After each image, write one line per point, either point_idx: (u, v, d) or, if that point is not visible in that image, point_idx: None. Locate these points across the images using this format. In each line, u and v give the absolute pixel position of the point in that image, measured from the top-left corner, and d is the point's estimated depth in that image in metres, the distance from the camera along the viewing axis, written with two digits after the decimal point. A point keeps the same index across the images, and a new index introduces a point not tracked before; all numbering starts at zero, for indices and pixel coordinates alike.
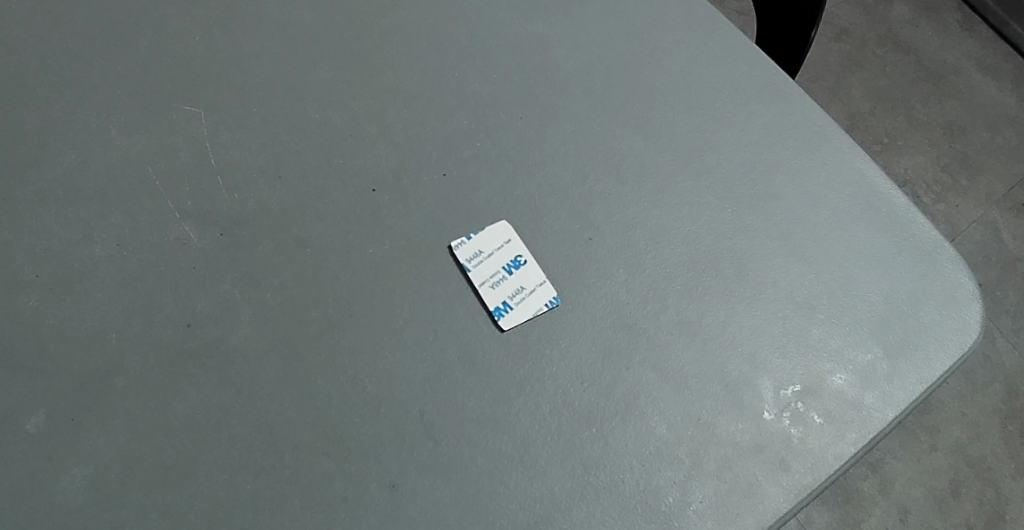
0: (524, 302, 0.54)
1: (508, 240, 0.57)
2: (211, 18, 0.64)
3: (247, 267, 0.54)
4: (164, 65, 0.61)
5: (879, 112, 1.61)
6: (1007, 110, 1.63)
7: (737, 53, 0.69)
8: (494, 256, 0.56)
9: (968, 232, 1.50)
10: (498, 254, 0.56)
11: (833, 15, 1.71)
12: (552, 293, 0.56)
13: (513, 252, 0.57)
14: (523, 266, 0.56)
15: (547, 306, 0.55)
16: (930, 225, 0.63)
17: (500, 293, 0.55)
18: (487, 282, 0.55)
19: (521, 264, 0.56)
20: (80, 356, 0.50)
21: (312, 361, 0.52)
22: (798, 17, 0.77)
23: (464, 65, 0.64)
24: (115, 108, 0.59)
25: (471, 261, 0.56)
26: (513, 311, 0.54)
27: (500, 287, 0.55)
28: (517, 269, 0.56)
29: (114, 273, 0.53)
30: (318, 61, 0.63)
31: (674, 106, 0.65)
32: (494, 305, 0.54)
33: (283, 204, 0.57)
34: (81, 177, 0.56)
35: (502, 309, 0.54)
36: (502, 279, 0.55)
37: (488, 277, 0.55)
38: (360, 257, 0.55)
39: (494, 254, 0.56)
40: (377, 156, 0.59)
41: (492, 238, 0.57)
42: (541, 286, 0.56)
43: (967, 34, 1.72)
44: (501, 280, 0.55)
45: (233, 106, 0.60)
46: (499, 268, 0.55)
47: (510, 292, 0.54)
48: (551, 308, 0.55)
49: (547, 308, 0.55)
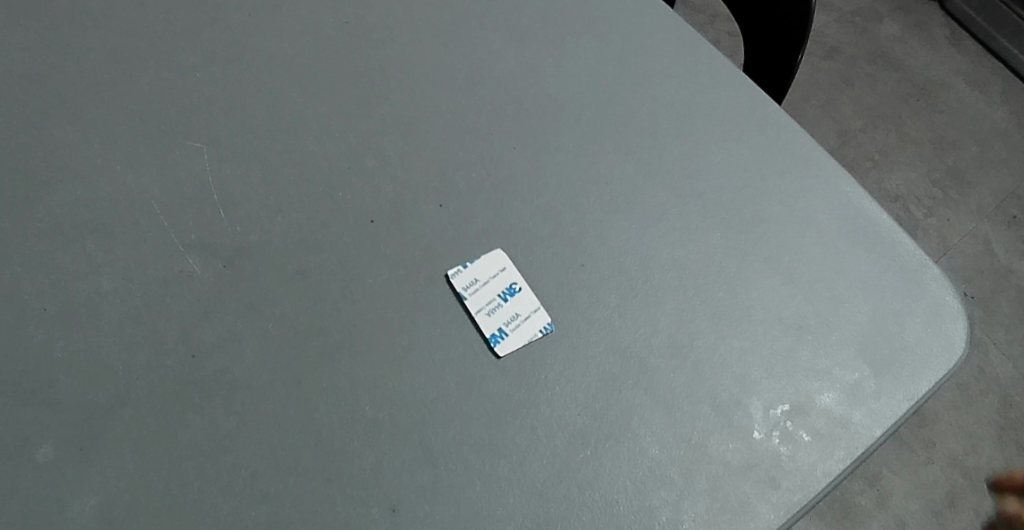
0: (518, 328, 0.56)
1: (502, 268, 0.59)
2: (213, 56, 0.66)
3: (250, 298, 0.56)
4: (168, 102, 0.63)
5: (870, 129, 1.62)
6: (994, 126, 1.67)
7: (724, 83, 0.71)
8: (490, 284, 0.58)
9: (959, 245, 1.51)
10: (493, 282, 0.58)
11: (823, 34, 1.74)
12: (545, 319, 0.57)
13: (508, 279, 0.58)
14: (517, 293, 0.58)
15: (541, 332, 0.57)
16: (913, 245, 0.65)
17: (496, 321, 0.56)
18: (482, 309, 0.57)
19: (516, 290, 0.58)
20: (88, 387, 0.52)
21: (314, 388, 0.53)
22: (783, 44, 0.79)
23: (460, 97, 0.66)
24: (119, 144, 0.61)
25: (467, 289, 0.58)
26: (508, 337, 0.56)
27: (495, 314, 0.56)
28: (513, 295, 0.58)
29: (121, 306, 0.54)
30: (318, 95, 0.65)
31: (664, 134, 0.67)
32: (490, 332, 0.56)
33: (284, 236, 0.58)
34: (88, 212, 0.58)
35: (498, 336, 0.56)
36: (497, 306, 0.57)
37: (484, 305, 0.57)
38: (359, 286, 0.57)
39: (489, 282, 0.58)
40: (375, 187, 0.61)
41: (488, 266, 0.59)
42: (536, 312, 0.57)
43: (954, 52, 1.76)
44: (496, 307, 0.57)
45: (235, 142, 0.62)
46: (493, 296, 0.57)
47: (505, 319, 0.56)
48: (545, 333, 0.57)
49: (542, 334, 0.57)
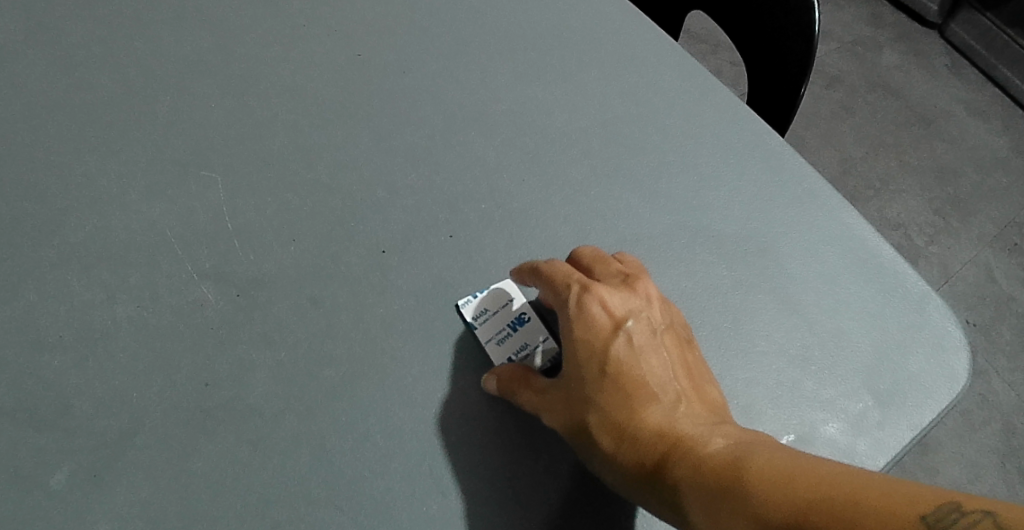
0: (527, 359, 0.59)
1: (510, 299, 0.60)
2: (227, 86, 0.66)
3: (263, 327, 0.56)
4: (182, 131, 0.64)
5: (870, 157, 1.64)
6: (994, 154, 1.68)
7: (729, 117, 0.72)
8: (499, 315, 0.59)
9: (962, 273, 1.52)
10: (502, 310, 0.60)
11: (824, 64, 1.76)
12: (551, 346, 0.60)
13: (516, 310, 0.60)
14: (525, 324, 0.60)
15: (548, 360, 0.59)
16: (916, 275, 0.68)
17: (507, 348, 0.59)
18: (494, 337, 0.59)
19: (524, 318, 0.60)
20: (102, 415, 0.52)
21: (326, 417, 0.54)
22: (785, 77, 0.81)
23: (470, 129, 0.67)
24: (134, 172, 0.61)
25: (477, 319, 0.59)
26: None
27: (505, 344, 0.59)
28: (521, 326, 0.60)
29: (136, 334, 0.55)
30: (331, 126, 0.66)
31: (670, 167, 0.69)
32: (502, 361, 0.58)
33: (297, 266, 0.59)
34: (102, 239, 0.58)
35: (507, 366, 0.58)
36: (507, 336, 0.59)
37: (494, 333, 0.59)
38: (371, 316, 0.58)
39: (498, 312, 0.59)
40: (387, 218, 0.62)
41: (496, 296, 0.60)
42: (543, 343, 0.60)
43: (953, 81, 1.78)
44: (506, 337, 0.59)
45: (249, 172, 0.62)
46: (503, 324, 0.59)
47: (514, 349, 0.59)
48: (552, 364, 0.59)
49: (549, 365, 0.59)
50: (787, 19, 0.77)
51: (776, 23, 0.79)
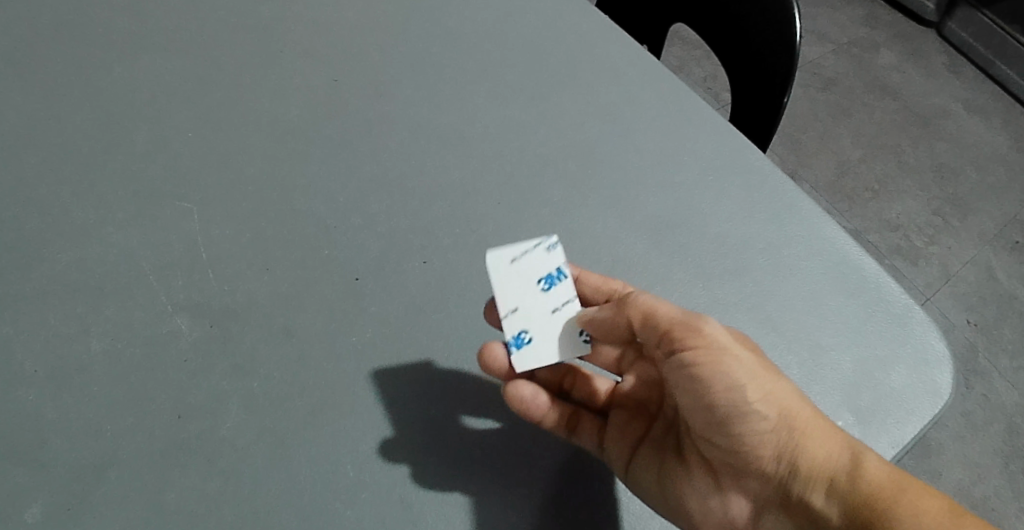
0: (516, 322, 0.58)
1: (551, 254, 0.59)
2: (204, 118, 0.67)
3: (235, 357, 0.57)
4: (160, 163, 0.65)
5: (868, 159, 1.63)
6: (995, 150, 1.67)
7: (708, 134, 0.72)
8: (538, 267, 0.59)
9: (963, 273, 1.49)
10: (535, 264, 0.59)
11: (820, 66, 1.76)
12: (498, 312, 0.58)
13: (551, 267, 0.59)
14: (555, 285, 0.59)
15: (510, 340, 0.57)
16: (899, 289, 0.67)
17: (549, 327, 0.59)
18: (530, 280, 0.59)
19: (554, 279, 0.59)
20: (77, 448, 0.53)
21: (296, 448, 0.54)
22: (766, 93, 0.81)
23: (445, 152, 0.68)
24: (112, 206, 0.62)
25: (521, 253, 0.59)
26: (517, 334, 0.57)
27: (525, 294, 0.58)
28: (552, 285, 0.59)
29: (109, 366, 0.56)
30: (306, 154, 0.66)
31: (647, 186, 0.68)
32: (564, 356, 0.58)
33: (270, 296, 0.59)
34: (78, 272, 0.59)
35: (517, 335, 0.57)
36: (534, 289, 0.59)
37: (568, 300, 0.59)
38: (343, 345, 0.58)
39: (539, 264, 0.59)
40: (361, 244, 0.62)
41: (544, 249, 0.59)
42: (536, 313, 0.58)
43: (952, 79, 1.77)
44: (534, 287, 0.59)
45: (225, 201, 0.63)
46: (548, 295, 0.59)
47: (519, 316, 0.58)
48: (513, 344, 0.57)
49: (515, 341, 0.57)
50: (766, 33, 0.77)
51: (757, 37, 0.78)
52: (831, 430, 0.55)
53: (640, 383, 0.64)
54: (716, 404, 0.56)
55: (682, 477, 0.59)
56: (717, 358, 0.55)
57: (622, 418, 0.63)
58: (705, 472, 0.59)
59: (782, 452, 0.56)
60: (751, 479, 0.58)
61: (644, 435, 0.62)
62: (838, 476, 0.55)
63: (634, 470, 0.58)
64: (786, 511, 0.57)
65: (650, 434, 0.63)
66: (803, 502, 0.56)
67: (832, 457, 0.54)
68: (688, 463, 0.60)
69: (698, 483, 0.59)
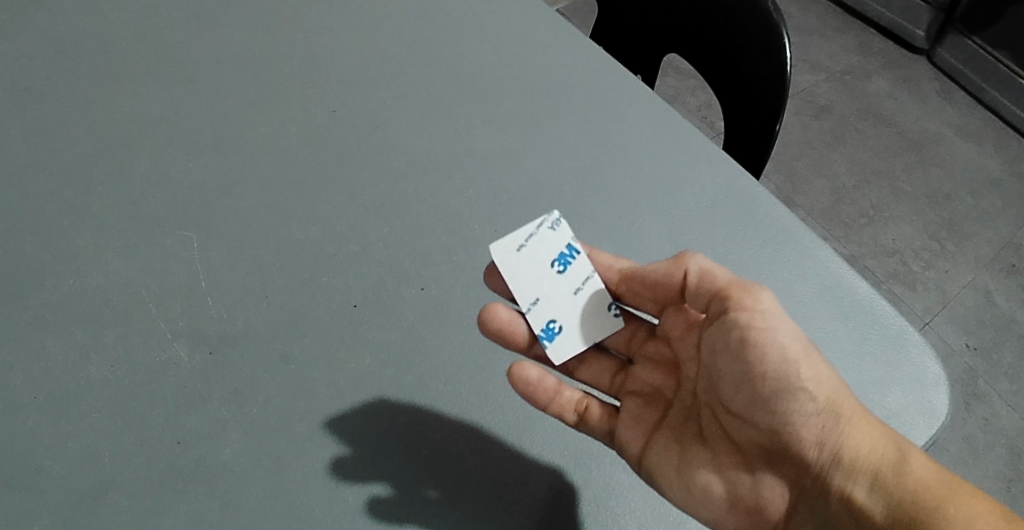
0: (540, 313, 0.61)
1: (557, 236, 0.62)
2: (205, 148, 0.69)
3: (233, 384, 0.57)
4: (161, 192, 0.66)
5: (863, 185, 1.64)
6: (989, 175, 1.68)
7: (702, 161, 0.73)
8: (547, 251, 0.62)
9: (960, 297, 1.49)
10: (543, 246, 0.62)
11: (812, 94, 1.79)
12: (520, 309, 0.61)
13: (559, 249, 0.62)
14: (569, 266, 0.62)
15: (540, 332, 0.61)
16: (894, 312, 0.67)
17: (570, 310, 0.62)
18: (543, 264, 0.62)
19: (567, 261, 0.62)
20: (75, 474, 0.53)
21: (295, 473, 0.54)
22: (759, 120, 0.82)
23: (442, 180, 0.69)
24: (112, 234, 0.63)
25: (527, 239, 0.61)
26: (544, 324, 0.61)
27: (542, 283, 0.62)
28: (565, 267, 0.62)
29: (108, 393, 0.56)
30: (305, 183, 0.67)
31: (642, 213, 0.69)
32: (597, 331, 0.63)
33: (269, 323, 0.60)
34: (78, 300, 0.60)
35: (544, 327, 0.61)
36: (548, 274, 0.62)
37: (586, 278, 0.62)
38: (341, 371, 0.59)
39: (547, 249, 0.62)
40: (359, 271, 0.63)
41: (549, 232, 0.62)
42: (556, 298, 0.62)
43: (944, 105, 1.79)
44: (548, 273, 0.62)
45: (224, 229, 0.64)
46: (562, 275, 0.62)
47: (542, 308, 0.61)
48: (543, 335, 0.61)
49: (544, 331, 0.61)
50: (757, 62, 0.79)
51: (749, 66, 0.80)
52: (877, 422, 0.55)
53: (653, 368, 0.65)
54: (765, 377, 0.56)
55: (709, 460, 0.59)
56: (771, 326, 0.56)
57: (637, 404, 0.62)
58: (733, 456, 0.59)
59: (823, 436, 0.56)
60: (785, 467, 0.58)
61: (661, 419, 0.62)
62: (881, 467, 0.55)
63: (651, 458, 0.58)
64: (817, 503, 0.57)
65: (667, 417, 0.62)
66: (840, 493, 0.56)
67: (877, 448, 0.55)
68: (714, 446, 0.59)
69: (726, 466, 0.58)
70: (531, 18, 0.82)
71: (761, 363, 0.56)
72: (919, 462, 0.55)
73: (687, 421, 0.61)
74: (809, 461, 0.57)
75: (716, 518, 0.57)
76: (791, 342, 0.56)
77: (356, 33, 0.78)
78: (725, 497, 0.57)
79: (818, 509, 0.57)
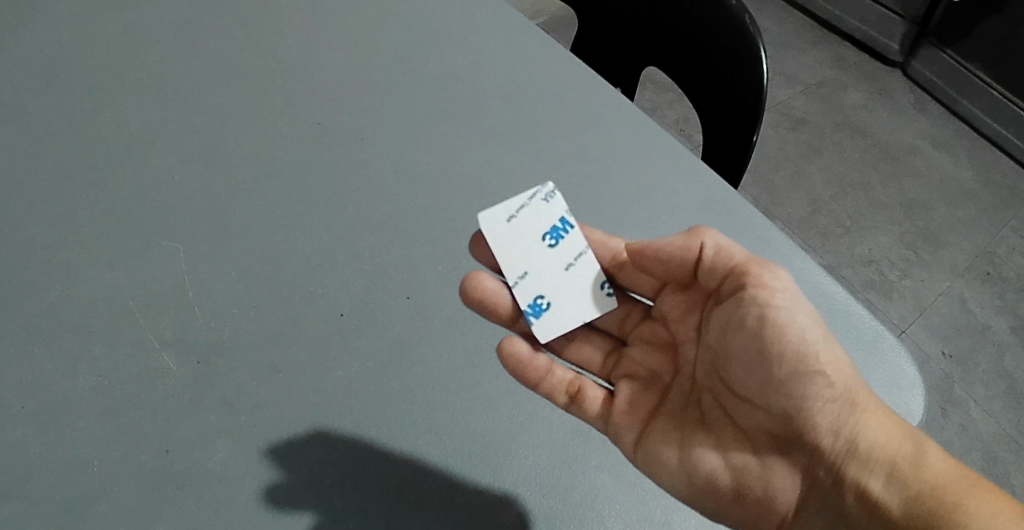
0: (525, 287, 0.64)
1: (550, 209, 0.65)
2: (192, 160, 0.70)
3: (222, 392, 0.58)
4: (148, 204, 0.66)
5: (840, 196, 1.68)
6: (964, 185, 1.72)
7: (683, 169, 0.75)
8: (539, 224, 0.65)
9: (935, 305, 1.53)
10: (535, 219, 0.65)
11: (789, 107, 1.83)
12: (509, 283, 0.63)
13: (551, 222, 0.65)
14: (562, 241, 0.65)
15: (528, 308, 0.63)
16: (870, 316, 0.69)
17: (558, 285, 0.65)
18: (535, 237, 0.65)
19: (559, 235, 0.65)
20: (65, 483, 0.54)
21: (283, 481, 0.55)
22: (737, 132, 0.84)
23: (427, 192, 0.70)
24: (100, 246, 0.64)
25: (519, 210, 0.65)
26: (529, 298, 0.64)
27: (530, 256, 0.64)
28: (557, 240, 0.65)
29: (97, 403, 0.57)
30: (292, 194, 0.68)
31: (624, 222, 0.71)
32: (585, 310, 0.65)
33: (256, 332, 0.61)
34: (67, 311, 0.60)
35: (528, 302, 0.63)
36: (538, 247, 0.65)
37: (578, 254, 0.65)
38: (329, 380, 0.59)
39: (539, 222, 0.65)
40: (346, 281, 0.64)
41: (541, 205, 0.65)
42: (544, 273, 0.64)
43: (920, 116, 1.83)
44: (538, 246, 0.65)
45: (212, 240, 0.65)
46: (553, 252, 0.65)
47: (528, 283, 0.64)
48: (527, 308, 0.63)
49: (528, 304, 0.63)
50: (735, 73, 0.81)
51: (727, 78, 0.82)
52: (889, 414, 0.58)
53: (651, 349, 0.68)
54: (783, 359, 0.58)
55: (717, 447, 0.60)
56: (790, 307, 0.59)
57: (632, 387, 0.65)
58: (740, 441, 0.60)
59: (837, 422, 0.58)
60: (793, 453, 0.60)
61: (659, 404, 0.64)
62: (894, 459, 0.58)
63: (647, 445, 0.60)
64: (827, 492, 0.59)
65: (666, 402, 0.65)
66: (853, 482, 0.58)
67: (892, 439, 0.57)
68: (718, 434, 0.61)
69: (731, 451, 0.60)
70: (514, 32, 0.83)
71: (780, 345, 0.58)
72: (930, 454, 0.58)
73: (691, 409, 0.63)
74: (820, 447, 0.59)
75: (721, 506, 0.58)
76: (808, 324, 0.58)
77: (342, 47, 0.80)
78: (731, 485, 0.59)
79: (828, 501, 0.59)
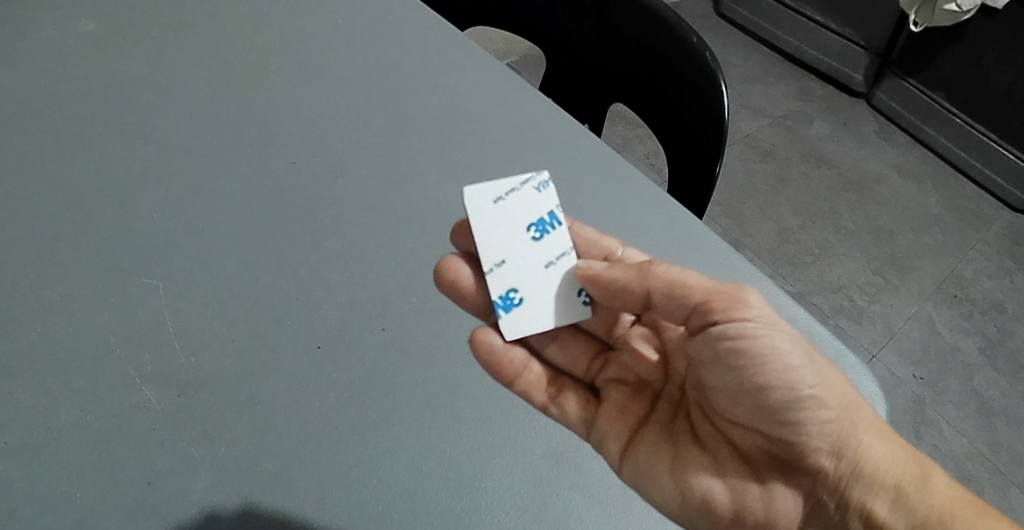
0: (499, 276, 0.66)
1: (540, 200, 0.68)
2: (171, 198, 0.72)
3: (202, 423, 0.60)
4: (128, 242, 0.68)
5: (808, 225, 1.73)
6: (929, 210, 1.77)
7: (648, 199, 0.78)
8: (527, 213, 0.68)
9: (905, 329, 1.57)
10: (523, 208, 0.68)
11: (757, 139, 1.88)
12: (483, 268, 0.66)
13: (540, 214, 0.68)
14: (546, 235, 0.68)
15: (499, 299, 0.66)
16: (830, 336, 0.70)
17: (533, 279, 0.67)
18: (519, 227, 0.67)
19: (543, 229, 0.68)
20: (48, 517, 0.55)
21: (264, 509, 0.57)
22: (700, 164, 0.88)
23: (401, 226, 0.72)
24: (80, 284, 0.65)
25: (508, 194, 0.68)
26: (501, 288, 0.66)
27: (509, 244, 0.67)
28: (542, 234, 0.68)
29: (79, 437, 0.58)
30: (270, 232, 0.71)
31: None
32: (558, 311, 0.68)
33: (235, 365, 0.63)
34: (48, 349, 0.62)
35: (500, 292, 0.66)
36: (521, 236, 0.67)
37: (561, 252, 0.68)
38: (307, 411, 0.61)
39: (526, 211, 0.68)
40: (323, 314, 0.66)
41: (531, 195, 0.68)
42: (519, 265, 0.67)
43: (885, 145, 1.90)
44: (520, 235, 0.67)
45: (191, 276, 0.67)
46: (535, 245, 0.68)
47: (503, 271, 0.66)
48: (497, 297, 0.66)
49: (499, 294, 0.66)
50: (696, 106, 0.84)
51: (689, 111, 0.86)
52: (886, 437, 0.62)
53: (638, 357, 0.72)
54: (769, 388, 0.61)
55: (715, 469, 0.65)
56: (772, 339, 0.61)
57: (620, 395, 0.70)
58: (737, 463, 0.65)
59: (836, 445, 0.62)
60: (794, 474, 0.64)
61: (649, 413, 0.70)
62: (892, 479, 0.63)
63: (635, 460, 0.64)
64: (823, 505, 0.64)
65: (654, 411, 0.70)
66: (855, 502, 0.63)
67: (892, 463, 0.62)
68: (714, 454, 0.66)
69: (730, 472, 0.65)
70: (485, 70, 0.86)
71: (764, 374, 0.61)
72: (929, 477, 0.63)
73: (682, 422, 0.68)
74: (821, 469, 0.63)
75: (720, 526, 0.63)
76: (788, 354, 0.61)
77: (318, 88, 0.83)
78: (731, 507, 0.63)
79: (828, 518, 0.64)
